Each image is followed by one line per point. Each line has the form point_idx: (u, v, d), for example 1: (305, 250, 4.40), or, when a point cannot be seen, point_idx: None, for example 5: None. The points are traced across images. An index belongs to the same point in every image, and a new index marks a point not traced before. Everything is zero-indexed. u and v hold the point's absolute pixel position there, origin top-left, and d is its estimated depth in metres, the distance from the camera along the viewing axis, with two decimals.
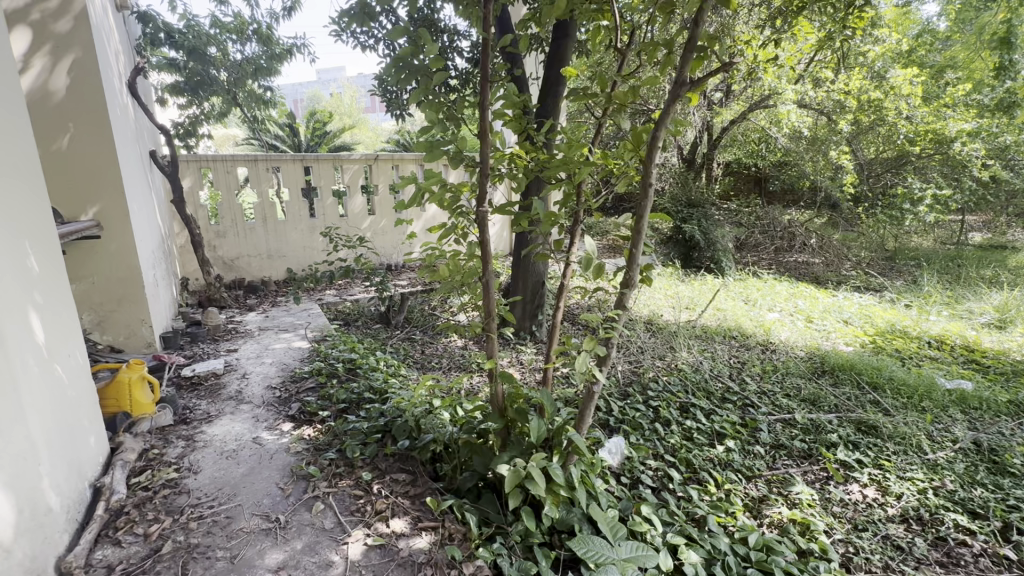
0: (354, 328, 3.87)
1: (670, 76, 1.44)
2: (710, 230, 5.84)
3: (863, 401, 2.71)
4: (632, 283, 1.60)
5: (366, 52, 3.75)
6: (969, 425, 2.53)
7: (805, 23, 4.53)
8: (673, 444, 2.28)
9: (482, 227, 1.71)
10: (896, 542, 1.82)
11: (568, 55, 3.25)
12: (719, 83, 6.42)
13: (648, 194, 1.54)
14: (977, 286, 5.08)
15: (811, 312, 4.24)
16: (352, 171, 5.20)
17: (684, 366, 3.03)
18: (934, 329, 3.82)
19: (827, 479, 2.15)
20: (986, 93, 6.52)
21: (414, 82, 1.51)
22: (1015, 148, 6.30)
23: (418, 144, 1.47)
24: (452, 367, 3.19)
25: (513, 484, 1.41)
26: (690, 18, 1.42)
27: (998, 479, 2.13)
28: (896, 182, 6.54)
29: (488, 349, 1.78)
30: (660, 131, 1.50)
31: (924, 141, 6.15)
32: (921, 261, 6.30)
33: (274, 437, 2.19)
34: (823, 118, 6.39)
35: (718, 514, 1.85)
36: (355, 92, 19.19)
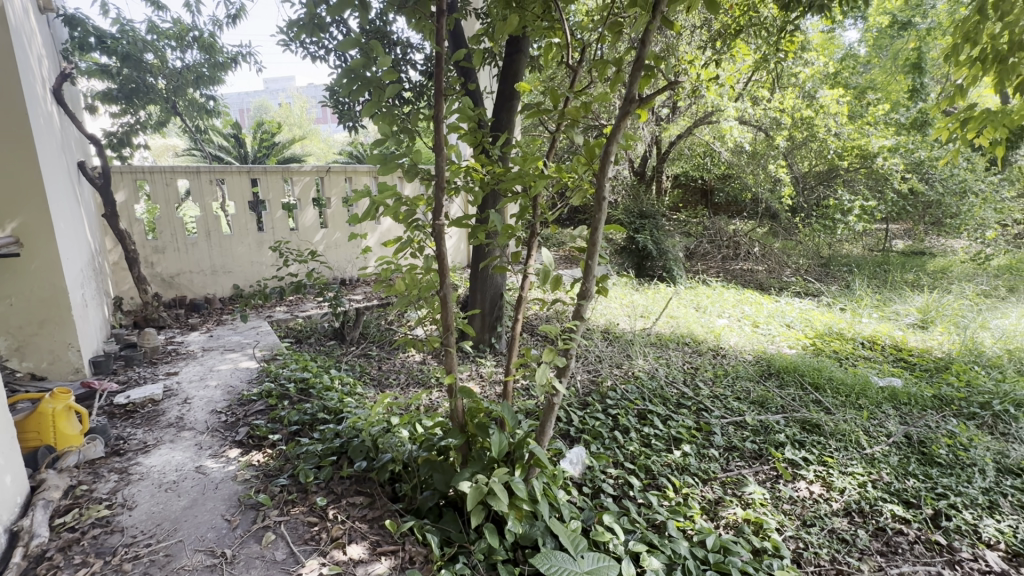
0: (306, 346, 3.72)
1: (620, 93, 1.48)
2: (661, 240, 6.06)
3: (806, 401, 2.87)
4: (589, 294, 1.62)
5: (316, 62, 3.67)
6: (900, 419, 2.71)
7: (743, 45, 4.80)
8: (632, 451, 2.31)
9: (438, 240, 1.69)
10: (841, 535, 1.92)
11: (521, 70, 3.30)
12: (666, 100, 6.70)
13: (602, 207, 1.57)
14: (902, 289, 5.50)
15: (757, 317, 4.45)
16: (302, 183, 5.05)
17: (641, 373, 3.10)
18: (866, 330, 4.09)
19: (776, 478, 2.24)
20: (902, 113, 7.18)
21: (366, 94, 1.49)
22: (929, 162, 6.75)
23: (371, 157, 1.44)
24: (410, 383, 3.12)
25: (475, 501, 1.39)
26: (638, 37, 1.46)
27: (927, 469, 2.29)
28: (828, 194, 7.05)
29: (447, 364, 1.75)
30: (613, 146, 1.54)
31: (851, 155, 6.72)
32: (852, 267, 6.73)
33: (220, 464, 2.07)
34: (762, 134, 6.80)
35: (677, 518, 1.89)
36: (305, 104, 18.75)
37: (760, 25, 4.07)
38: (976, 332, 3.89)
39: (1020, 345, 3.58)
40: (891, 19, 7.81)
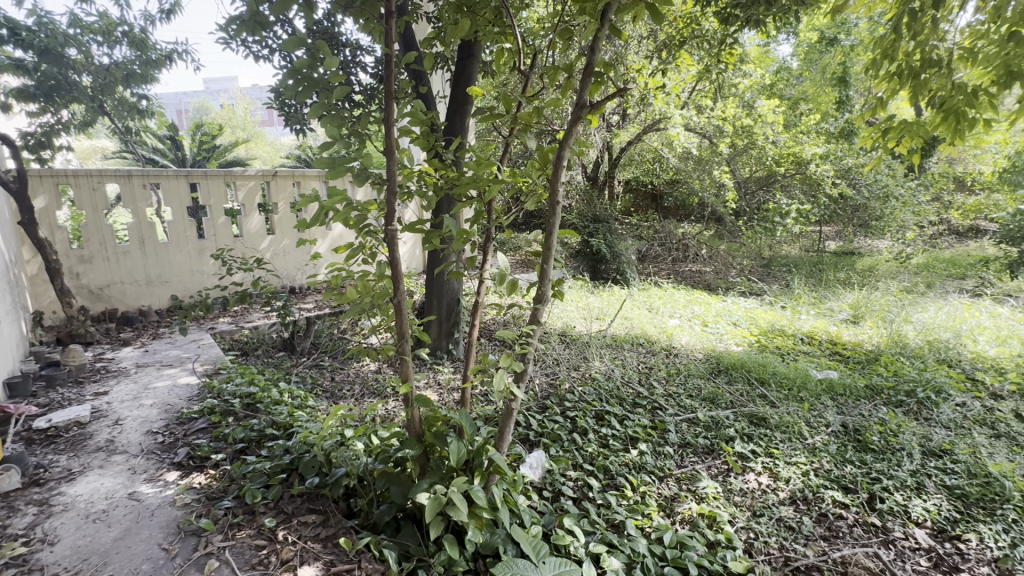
0: (253, 358, 3.54)
1: (571, 98, 1.49)
2: (615, 244, 6.21)
3: (753, 396, 3.00)
4: (544, 298, 1.62)
5: (260, 62, 3.52)
6: (837, 409, 2.89)
7: (687, 56, 5.01)
8: (591, 452, 2.33)
9: (391, 246, 1.65)
10: (788, 523, 2.01)
11: (474, 74, 3.30)
12: (616, 107, 6.86)
13: (556, 212, 1.57)
14: (835, 287, 5.87)
15: (706, 317, 4.62)
16: (247, 188, 4.82)
17: (598, 375, 3.14)
18: (805, 326, 4.34)
19: (727, 471, 2.32)
20: (831, 123, 7.70)
21: (313, 95, 1.43)
22: (856, 169, 7.25)
23: (318, 161, 1.39)
24: (364, 394, 3.03)
25: (434, 512, 1.35)
26: (587, 45, 1.47)
27: (862, 456, 2.44)
28: (767, 199, 7.47)
29: (403, 373, 1.71)
30: (565, 151, 1.55)
31: (787, 162, 7.14)
32: (791, 267, 7.15)
33: (156, 489, 1.92)
34: (706, 142, 7.10)
35: (636, 517, 1.92)
36: (248, 105, 17.97)
37: (702, 37, 4.27)
38: (899, 325, 4.20)
39: (938, 336, 3.89)
40: (819, 35, 8.39)
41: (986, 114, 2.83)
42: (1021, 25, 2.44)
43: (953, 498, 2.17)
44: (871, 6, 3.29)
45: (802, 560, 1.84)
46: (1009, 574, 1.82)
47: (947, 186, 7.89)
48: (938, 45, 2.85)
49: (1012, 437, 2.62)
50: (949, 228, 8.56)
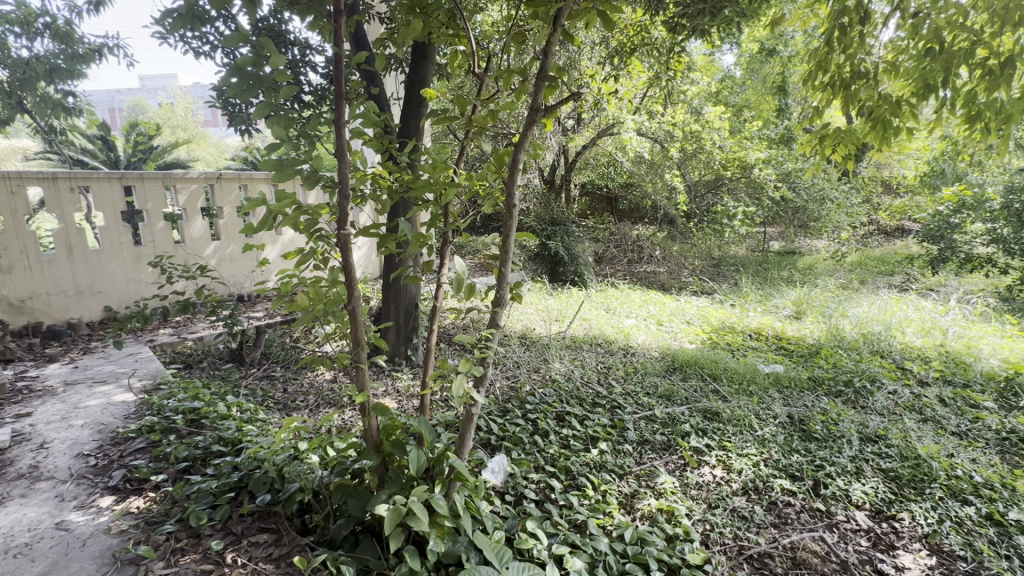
0: (197, 371, 3.35)
1: (526, 102, 1.50)
2: (572, 246, 6.30)
3: (706, 391, 3.11)
4: (503, 302, 1.61)
5: (201, 59, 3.34)
6: (783, 401, 3.04)
7: (638, 63, 5.17)
8: (552, 454, 2.34)
9: (345, 251, 1.60)
10: (741, 513, 2.09)
11: (429, 76, 3.26)
12: (571, 111, 6.97)
13: (513, 215, 1.57)
14: (779, 285, 6.18)
15: (660, 316, 4.76)
16: (188, 192, 4.56)
17: (558, 376, 3.17)
18: (753, 323, 4.55)
19: (684, 466, 2.39)
20: (771, 129, 8.15)
21: (258, 94, 1.37)
22: (795, 173, 7.69)
23: (265, 163, 1.33)
24: (320, 404, 2.93)
25: (393, 523, 1.31)
26: (540, 49, 1.48)
27: (807, 444, 2.57)
28: (715, 202, 7.79)
29: (359, 382, 1.66)
30: (520, 154, 1.55)
31: (733, 167, 7.51)
32: (739, 266, 7.48)
33: (88, 517, 1.78)
34: (658, 146, 7.34)
35: (597, 516, 1.94)
36: (190, 105, 17.06)
37: (651, 45, 4.41)
38: (837, 320, 4.46)
39: (871, 329, 4.17)
40: (759, 46, 8.85)
41: (909, 124, 3.04)
42: (936, 41, 2.66)
43: (888, 480, 2.32)
44: (805, 19, 3.49)
45: (755, 548, 1.92)
46: (938, 548, 1.96)
47: (876, 190, 8.48)
48: (866, 58, 3.07)
49: (937, 421, 2.83)
50: (879, 228, 9.20)
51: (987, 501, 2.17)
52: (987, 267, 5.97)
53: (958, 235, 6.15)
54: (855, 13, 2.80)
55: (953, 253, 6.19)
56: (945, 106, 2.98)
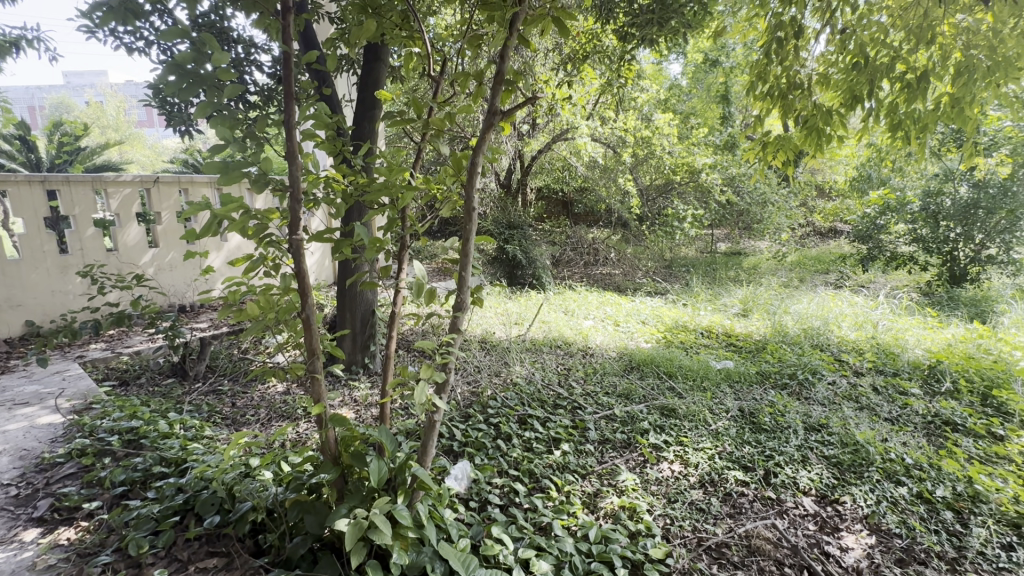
0: (134, 388, 3.12)
1: (482, 106, 1.49)
2: (529, 249, 6.35)
3: (663, 389, 3.19)
4: (464, 306, 1.59)
5: (134, 55, 3.13)
6: (734, 395, 3.17)
7: (590, 70, 5.30)
8: (515, 457, 2.33)
9: (297, 257, 1.54)
10: (698, 505, 2.15)
11: (382, 79, 3.20)
12: (526, 116, 7.05)
13: (472, 219, 1.56)
14: (726, 284, 6.47)
15: (617, 317, 4.87)
16: (121, 196, 4.26)
17: (519, 380, 3.17)
18: (704, 321, 4.73)
19: (643, 462, 2.44)
20: (717, 136, 8.55)
21: (199, 93, 1.30)
22: (739, 178, 8.10)
23: (208, 166, 1.26)
24: (272, 417, 2.80)
25: (354, 538, 1.26)
26: (496, 53, 1.48)
27: (757, 436, 2.69)
28: (666, 205, 8.07)
29: (315, 393, 1.60)
30: (478, 158, 1.54)
31: (682, 172, 7.84)
32: (689, 267, 7.77)
33: (9, 553, 1.61)
34: (611, 151, 7.53)
35: (562, 517, 1.95)
36: (121, 105, 15.97)
37: (603, 52, 4.52)
38: (780, 316, 4.72)
39: (811, 324, 4.44)
40: (703, 57, 9.30)
41: (838, 132, 3.28)
42: (861, 56, 2.90)
43: (831, 466, 2.46)
44: (745, 32, 3.69)
45: (713, 538, 1.98)
46: (877, 528, 2.10)
47: (811, 193, 9.04)
48: (801, 70, 3.29)
49: (872, 408, 3.03)
50: (814, 229, 9.81)
51: (916, 481, 2.34)
52: (909, 264, 6.49)
53: (883, 235, 6.65)
54: (790, 26, 2.98)
55: (880, 252, 6.70)
56: (871, 115, 3.22)
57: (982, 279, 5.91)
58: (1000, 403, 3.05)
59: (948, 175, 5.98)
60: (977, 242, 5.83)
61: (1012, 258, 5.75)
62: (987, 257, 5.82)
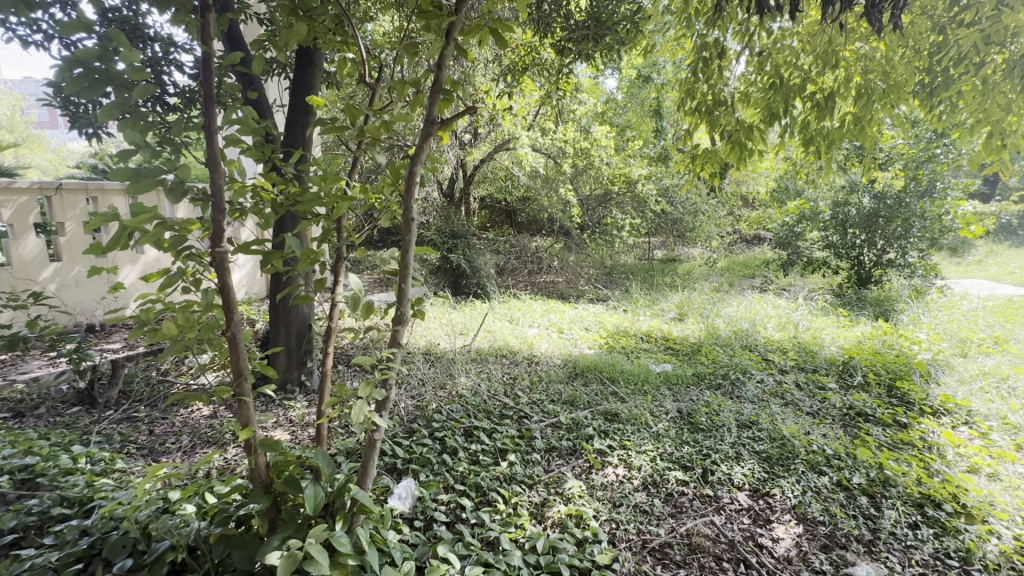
0: (32, 420, 2.78)
1: (420, 114, 1.46)
2: (474, 258, 6.32)
3: (606, 394, 3.26)
4: (405, 319, 1.54)
5: (30, 48, 2.82)
6: (673, 397, 3.29)
7: (530, 82, 5.39)
8: (462, 472, 2.28)
9: (221, 271, 1.43)
10: (642, 508, 2.20)
11: (316, 84, 3.08)
12: (468, 125, 7.06)
13: (412, 229, 1.52)
14: (663, 290, 6.74)
15: (561, 324, 4.95)
16: (16, 204, 3.80)
17: (465, 392, 3.12)
18: (643, 326, 4.90)
19: (589, 468, 2.46)
20: (651, 148, 8.96)
21: (104, 92, 1.18)
22: (672, 189, 8.52)
23: (115, 172, 1.15)
24: (196, 444, 2.58)
25: (288, 572, 1.17)
26: (434, 61, 1.45)
27: (695, 436, 2.80)
28: (605, 214, 8.34)
29: (243, 417, 1.48)
30: (417, 167, 1.50)
31: (619, 182, 8.14)
32: (629, 274, 8.04)
33: None
34: (552, 162, 7.68)
35: (510, 530, 1.92)
36: None
37: (542, 65, 4.61)
38: (713, 319, 4.98)
39: (741, 326, 4.73)
40: (636, 72, 9.76)
41: (760, 147, 3.52)
42: (776, 77, 3.17)
43: (762, 461, 2.60)
44: (674, 51, 3.90)
45: (656, 539, 2.03)
46: (803, 517, 2.24)
47: (737, 203, 9.66)
48: (726, 87, 3.50)
49: (795, 403, 3.26)
50: (740, 236, 10.49)
51: (836, 470, 2.53)
52: (823, 269, 7.07)
53: (801, 242, 7.20)
54: (714, 48, 3.19)
55: (798, 258, 7.22)
56: (787, 131, 3.49)
57: (884, 280, 6.53)
58: (903, 394, 3.36)
59: (853, 187, 6.57)
60: (879, 247, 6.44)
61: (908, 262, 6.40)
62: (887, 261, 6.44)
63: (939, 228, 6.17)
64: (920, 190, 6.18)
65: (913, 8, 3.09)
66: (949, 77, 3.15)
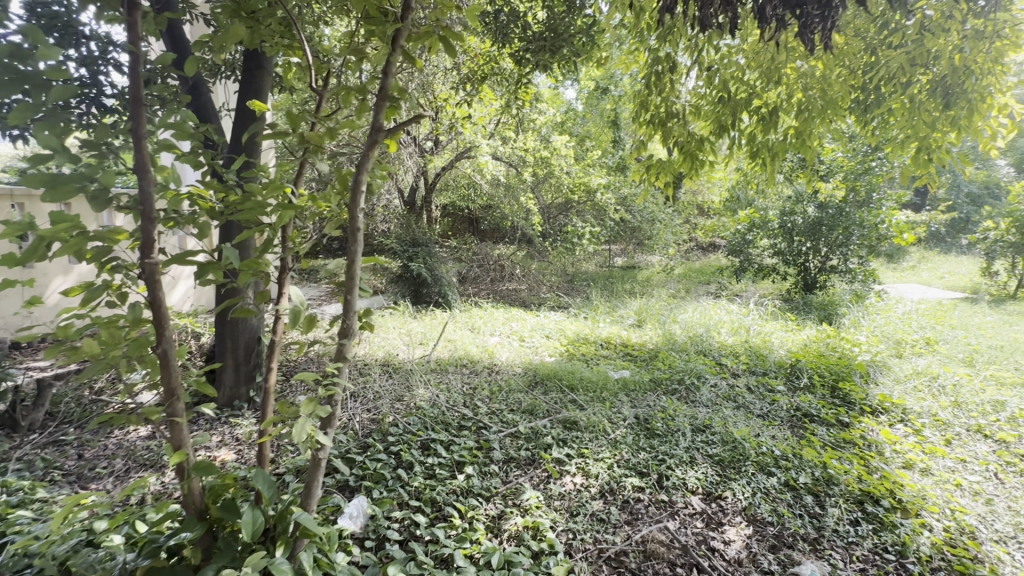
0: None
1: (366, 121, 1.42)
2: (435, 266, 6.25)
3: (565, 402, 3.27)
4: (351, 331, 1.48)
5: None
6: (630, 403, 3.34)
7: (489, 91, 5.42)
8: (417, 487, 2.23)
9: (151, 284, 1.35)
10: (599, 516, 2.21)
11: (265, 89, 2.98)
12: (428, 133, 7.02)
13: (358, 239, 1.47)
14: (623, 297, 6.86)
15: (522, 332, 4.95)
16: None
17: (422, 403, 3.05)
18: (603, 333, 4.97)
19: (547, 478, 2.45)
20: (610, 158, 9.16)
21: (18, 92, 1.09)
22: (630, 198, 8.73)
23: (29, 178, 1.06)
24: (131, 468, 2.42)
25: None
26: (379, 68, 1.42)
27: (651, 441, 2.84)
28: (566, 222, 8.44)
29: (175, 439, 1.39)
30: (362, 176, 1.46)
31: (579, 191, 8.28)
32: (590, 281, 8.15)
33: None
34: (513, 170, 7.72)
35: (465, 546, 1.88)
36: None
37: (501, 75, 4.64)
38: (670, 325, 5.10)
39: (696, 331, 4.87)
40: (595, 84, 10.00)
41: (710, 158, 3.65)
42: (724, 92, 3.31)
43: (714, 464, 2.66)
44: (628, 64, 3.99)
45: (612, 547, 2.03)
46: (753, 518, 2.30)
47: (693, 212, 9.98)
48: (678, 100, 3.61)
49: (747, 406, 3.36)
50: (696, 244, 10.84)
51: (784, 470, 2.61)
52: (772, 275, 7.38)
53: (752, 249, 7.48)
54: (666, 62, 3.29)
55: (749, 264, 7.50)
56: (735, 144, 3.63)
57: (828, 285, 6.87)
58: (845, 394, 3.53)
59: (799, 197, 6.92)
60: (823, 254, 6.79)
61: (849, 267, 6.74)
62: (831, 267, 6.79)
63: (876, 236, 6.56)
64: (858, 201, 6.56)
65: (847, 30, 3.28)
66: (881, 96, 3.35)
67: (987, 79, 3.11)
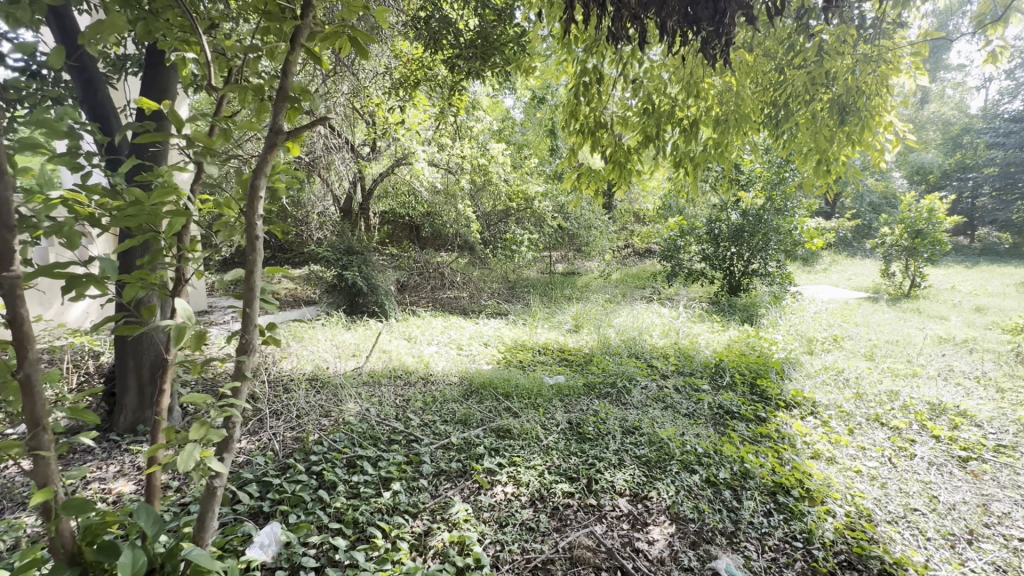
0: None
1: (263, 123, 1.32)
2: (371, 275, 6.06)
3: (500, 410, 3.25)
4: (252, 347, 1.37)
5: None
6: (564, 408, 3.37)
7: (423, 96, 5.35)
8: (338, 508, 2.12)
9: (10, 300, 1.16)
10: (528, 525, 2.19)
11: (173, 89, 2.77)
12: (362, 138, 6.83)
13: (257, 248, 1.37)
14: (561, 303, 6.95)
15: (460, 340, 4.89)
16: None
17: (351, 418, 2.92)
18: (541, 339, 5.00)
19: (477, 489, 2.41)
20: (548, 166, 9.31)
21: None
22: (568, 206, 8.92)
23: None
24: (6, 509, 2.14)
25: None
26: (278, 67, 1.33)
27: (582, 445, 2.87)
28: (506, 229, 8.47)
29: (41, 477, 1.21)
30: (261, 181, 1.36)
31: (517, 199, 8.34)
32: (530, 287, 8.22)
33: None
34: (451, 177, 7.66)
35: (385, 568, 1.80)
36: None
37: (433, 81, 4.59)
38: (605, 330, 5.22)
39: (630, 335, 5.02)
40: (533, 94, 10.14)
41: (637, 167, 3.78)
42: (648, 104, 3.43)
43: (642, 465, 2.72)
44: (558, 73, 4.06)
45: (540, 556, 2.02)
46: (676, 516, 2.37)
47: (629, 219, 10.33)
48: (606, 110, 3.72)
49: (675, 406, 3.48)
50: (633, 250, 11.22)
51: (706, 467, 2.72)
52: (701, 279, 7.76)
53: (683, 255, 7.82)
54: (593, 73, 3.38)
55: (680, 269, 7.84)
56: (659, 154, 3.78)
57: (751, 288, 7.30)
58: (763, 390, 3.74)
59: (723, 206, 7.33)
60: (746, 259, 7.22)
61: (769, 271, 7.15)
62: (752, 271, 7.20)
63: (791, 242, 7.07)
64: (776, 208, 7.04)
65: (756, 50, 3.51)
66: (788, 111, 3.60)
67: (875, 100, 3.43)
